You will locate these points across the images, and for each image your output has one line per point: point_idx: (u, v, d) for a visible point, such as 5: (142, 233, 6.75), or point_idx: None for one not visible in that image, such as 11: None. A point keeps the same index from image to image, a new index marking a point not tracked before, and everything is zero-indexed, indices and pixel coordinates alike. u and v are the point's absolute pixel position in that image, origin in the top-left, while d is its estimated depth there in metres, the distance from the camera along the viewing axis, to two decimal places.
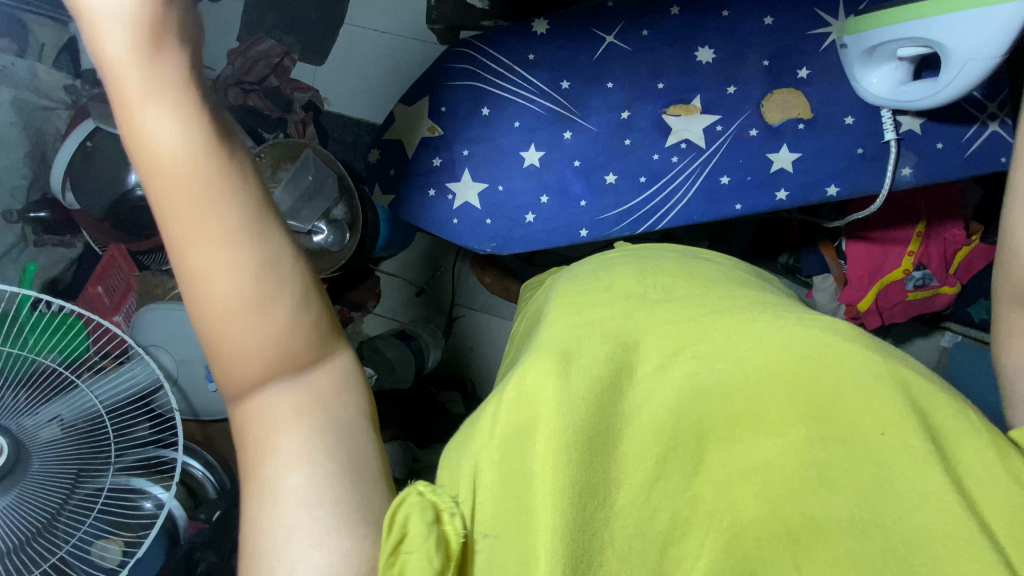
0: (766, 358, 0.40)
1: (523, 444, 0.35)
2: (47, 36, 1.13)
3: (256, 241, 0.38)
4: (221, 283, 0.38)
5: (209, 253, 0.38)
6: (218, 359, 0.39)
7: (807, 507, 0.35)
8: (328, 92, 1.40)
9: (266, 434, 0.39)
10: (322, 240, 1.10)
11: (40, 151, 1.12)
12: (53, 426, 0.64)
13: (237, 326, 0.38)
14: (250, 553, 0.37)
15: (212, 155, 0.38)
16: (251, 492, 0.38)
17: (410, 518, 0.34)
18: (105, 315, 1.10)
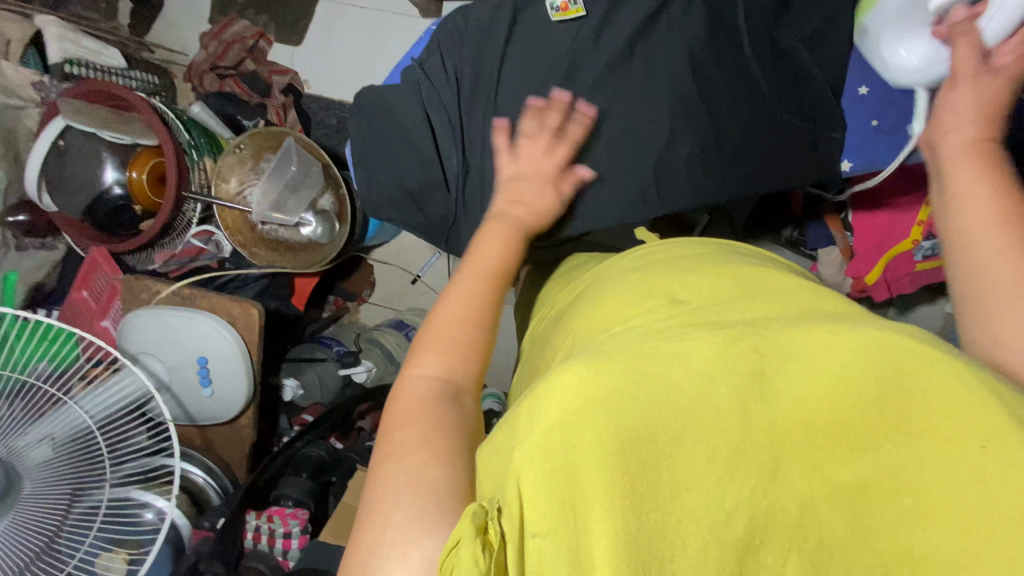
0: (845, 358, 0.31)
1: (569, 445, 0.30)
2: (11, 30, 1.08)
3: (472, 316, 0.52)
4: (443, 319, 0.51)
5: (449, 307, 0.52)
6: (411, 363, 0.50)
7: (904, 533, 0.29)
8: (306, 73, 1.34)
9: (417, 420, 0.44)
10: (311, 232, 1.08)
11: (12, 151, 1.07)
12: (45, 446, 0.63)
13: (432, 362, 0.49)
14: (368, 525, 0.39)
15: (479, 267, 0.56)
16: (388, 460, 0.42)
17: (461, 541, 0.30)
18: (93, 320, 1.06)
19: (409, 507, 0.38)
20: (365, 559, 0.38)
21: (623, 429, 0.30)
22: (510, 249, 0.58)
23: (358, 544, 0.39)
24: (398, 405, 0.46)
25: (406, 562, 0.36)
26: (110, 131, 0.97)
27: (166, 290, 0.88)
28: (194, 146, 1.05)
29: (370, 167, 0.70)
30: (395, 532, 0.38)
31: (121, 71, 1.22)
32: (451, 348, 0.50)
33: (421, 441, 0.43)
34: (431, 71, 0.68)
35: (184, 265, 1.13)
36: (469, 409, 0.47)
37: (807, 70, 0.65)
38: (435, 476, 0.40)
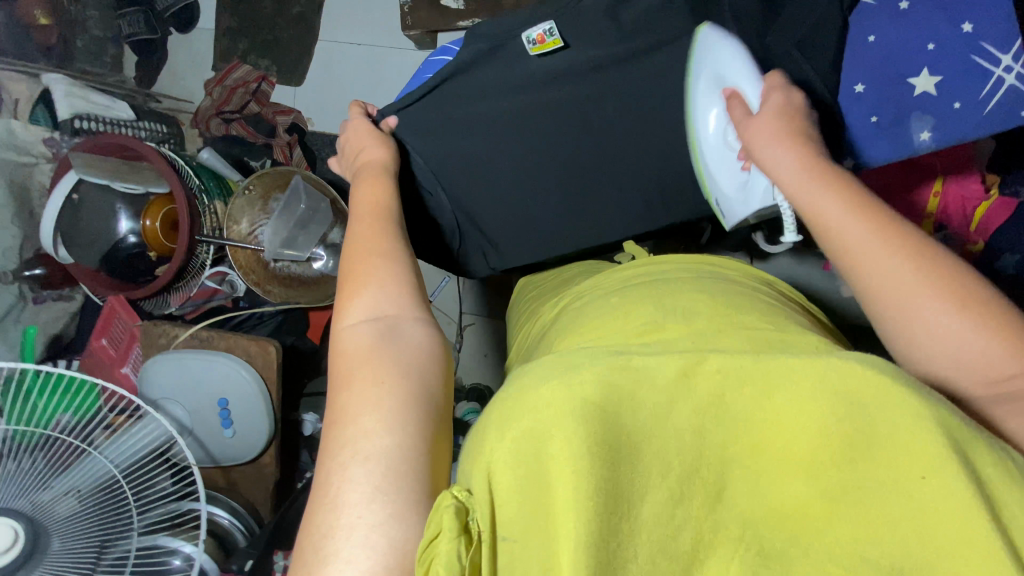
0: (801, 387, 0.30)
1: (537, 458, 0.29)
2: (21, 90, 1.12)
3: (388, 255, 0.50)
4: (362, 263, 0.49)
5: (367, 253, 0.50)
6: (339, 313, 0.46)
7: (845, 556, 0.27)
8: (308, 110, 1.37)
9: (361, 370, 0.40)
10: (322, 266, 1.09)
11: (26, 208, 1.10)
12: (71, 498, 0.63)
13: (359, 307, 0.45)
14: (318, 508, 0.35)
15: (378, 213, 0.55)
16: (334, 427, 0.38)
17: (443, 531, 0.30)
18: (113, 367, 1.08)
19: (363, 478, 0.35)
20: (318, 549, 0.33)
21: (597, 441, 0.28)
22: (383, 191, 0.58)
23: (306, 535, 0.34)
24: (336, 362, 0.43)
25: (365, 541, 0.33)
26: (122, 181, 1.01)
27: (185, 333, 0.88)
28: (204, 190, 1.07)
29: None
30: (350, 511, 0.34)
31: (130, 123, 1.25)
32: (374, 288, 0.46)
33: (364, 400, 0.38)
34: (425, 102, 0.67)
35: (199, 306, 1.15)
36: (409, 341, 0.43)
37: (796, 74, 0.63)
38: (383, 441, 0.36)
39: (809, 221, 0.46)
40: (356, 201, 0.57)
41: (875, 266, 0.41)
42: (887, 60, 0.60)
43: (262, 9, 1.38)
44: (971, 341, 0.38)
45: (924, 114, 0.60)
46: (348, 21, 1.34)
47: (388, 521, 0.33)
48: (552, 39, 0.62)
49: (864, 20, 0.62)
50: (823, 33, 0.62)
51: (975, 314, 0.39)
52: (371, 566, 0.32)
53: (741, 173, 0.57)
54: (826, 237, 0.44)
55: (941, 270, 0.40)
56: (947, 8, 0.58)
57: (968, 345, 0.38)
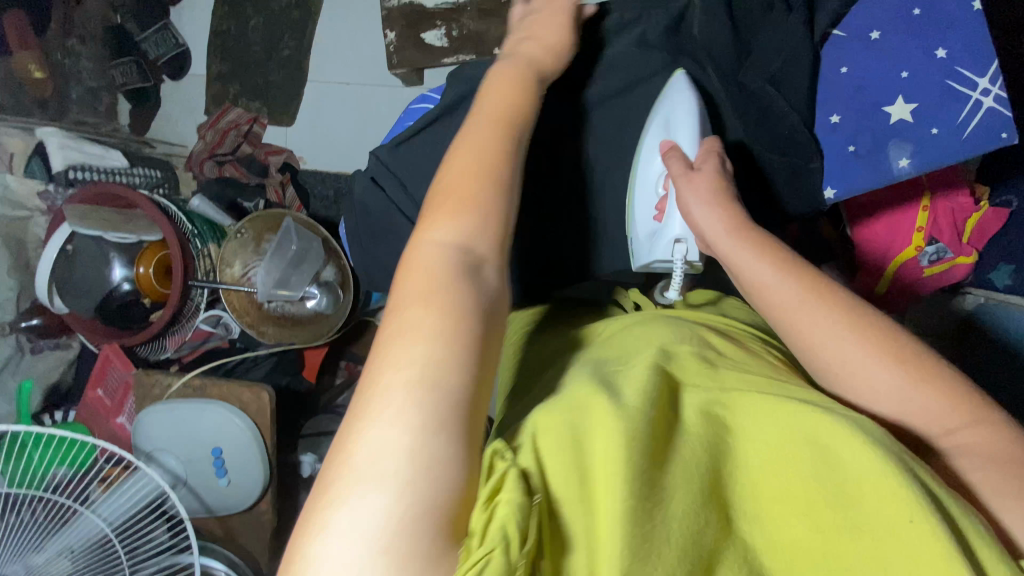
0: (769, 433, 0.32)
1: (576, 448, 0.31)
2: (14, 144, 1.13)
3: (499, 159, 0.40)
4: (467, 161, 0.40)
5: (477, 149, 0.41)
6: (428, 212, 0.38)
7: None
8: (301, 149, 1.40)
9: (434, 294, 0.33)
10: (316, 305, 1.09)
11: (22, 259, 1.10)
12: (64, 559, 0.63)
13: (455, 216, 0.37)
14: (346, 446, 0.28)
15: (495, 102, 0.45)
16: (387, 354, 0.31)
17: (503, 494, 0.27)
18: (110, 416, 1.07)
19: (408, 427, 0.28)
20: (330, 495, 0.27)
21: (640, 423, 0.31)
22: (523, 86, 0.47)
23: (325, 470, 0.28)
24: (407, 272, 0.35)
25: (407, 492, 0.26)
26: (116, 231, 1.01)
27: (178, 382, 0.88)
28: (197, 234, 1.08)
29: (363, 242, 0.72)
30: (382, 455, 0.27)
31: (124, 171, 1.27)
32: (480, 208, 0.38)
33: (427, 331, 0.31)
34: (407, 145, 0.67)
35: (197, 347, 1.17)
36: (489, 285, 0.35)
37: (772, 110, 0.62)
38: (448, 385, 0.30)
39: (737, 279, 0.47)
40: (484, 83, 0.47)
41: (813, 329, 0.42)
42: (861, 89, 0.61)
43: (252, 52, 1.39)
44: (911, 395, 0.39)
45: (901, 142, 0.60)
46: (334, 59, 1.34)
47: (419, 489, 0.26)
48: None
49: (835, 51, 0.63)
50: (795, 70, 0.62)
51: (913, 371, 0.39)
52: (396, 536, 0.25)
53: (653, 222, 0.59)
54: (760, 299, 0.45)
55: (878, 332, 0.41)
56: (915, 37, 0.60)
57: (906, 401, 0.39)
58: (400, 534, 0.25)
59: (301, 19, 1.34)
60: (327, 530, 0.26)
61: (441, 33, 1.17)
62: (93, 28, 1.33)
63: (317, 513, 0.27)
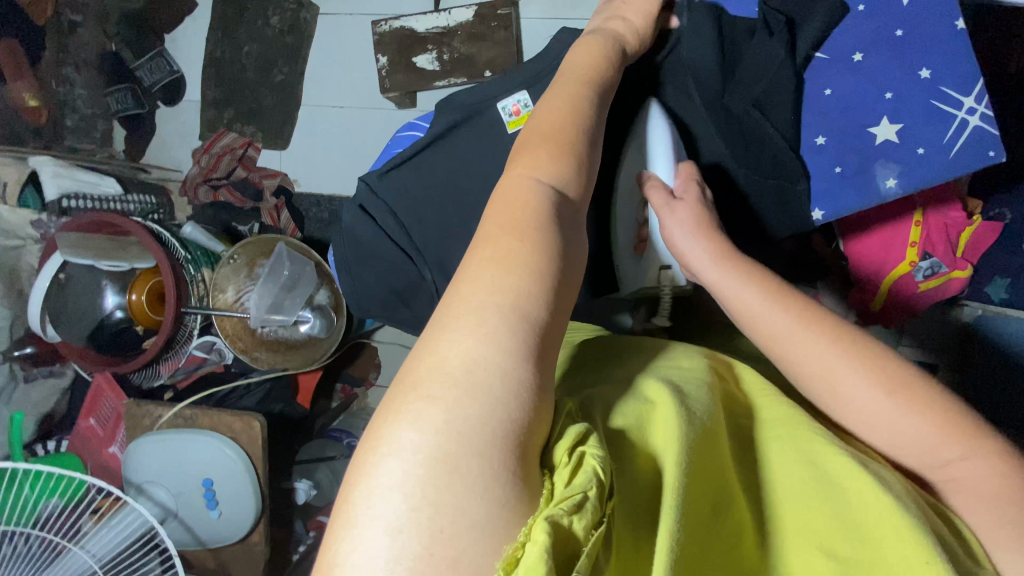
0: (805, 475, 0.36)
1: (626, 473, 0.34)
2: (8, 173, 1.15)
3: (591, 128, 0.44)
4: (568, 116, 0.43)
5: (578, 113, 0.44)
6: (531, 153, 0.40)
7: None
8: (295, 172, 1.41)
9: (531, 223, 0.35)
10: (309, 329, 1.07)
11: (15, 288, 1.10)
12: None
13: (556, 163, 0.39)
14: (429, 350, 0.29)
15: (593, 67, 0.50)
16: (484, 266, 0.32)
17: (571, 479, 0.28)
18: (101, 447, 1.06)
19: (500, 339, 0.29)
20: (413, 394, 0.28)
21: (699, 419, 0.37)
22: (605, 55, 0.52)
23: (414, 367, 0.29)
24: (503, 198, 0.37)
25: (501, 397, 0.28)
26: (108, 259, 1.01)
27: (169, 412, 0.87)
28: (191, 260, 1.08)
29: (351, 269, 0.71)
30: (473, 354, 0.28)
31: (118, 197, 1.27)
32: (570, 161, 0.40)
33: (522, 254, 0.33)
34: (395, 172, 0.67)
35: (191, 372, 1.16)
36: (576, 241, 0.37)
37: (757, 132, 0.62)
38: (536, 312, 0.31)
39: (719, 299, 0.47)
40: (575, 52, 0.52)
41: (807, 357, 0.41)
42: (846, 111, 0.61)
43: (245, 77, 1.39)
44: (901, 419, 0.39)
45: (887, 162, 0.60)
46: (327, 83, 1.35)
47: (499, 408, 0.27)
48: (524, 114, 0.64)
49: (819, 73, 0.62)
50: (778, 95, 0.62)
51: (905, 399, 0.39)
52: (459, 438, 0.26)
53: (635, 252, 0.62)
54: (753, 327, 0.44)
55: (873, 355, 0.40)
56: (899, 57, 0.61)
57: (902, 430, 0.39)
58: (490, 436, 0.27)
59: (293, 44, 1.35)
60: (407, 420, 0.27)
61: (432, 57, 1.19)
62: (87, 57, 1.36)
63: (403, 399, 0.28)
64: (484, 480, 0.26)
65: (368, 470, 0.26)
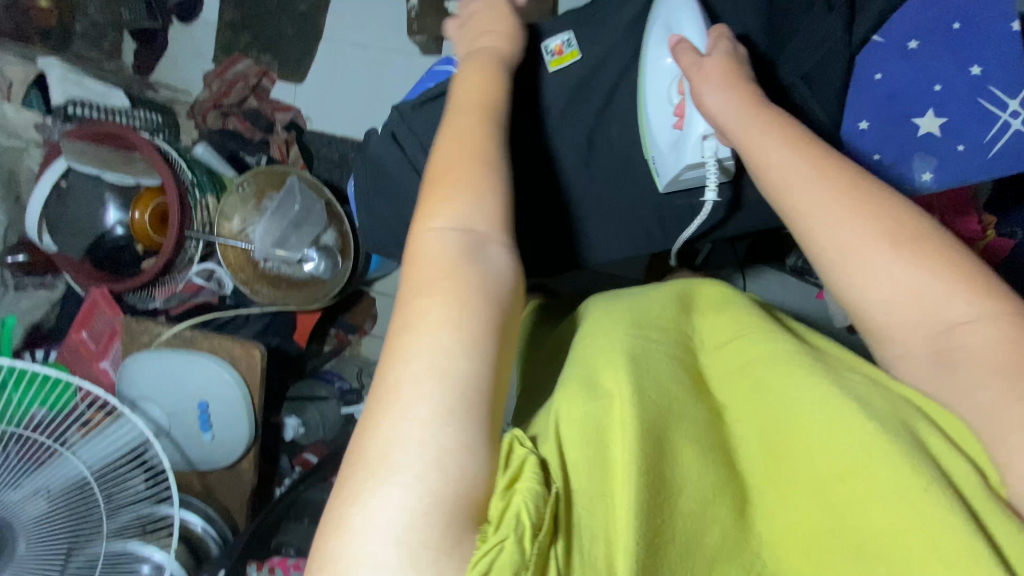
0: (802, 432, 0.38)
1: (595, 455, 0.36)
2: (15, 73, 1.13)
3: (489, 166, 0.48)
4: (468, 165, 0.47)
5: (488, 159, 0.48)
6: (432, 208, 0.45)
7: (843, 552, 0.33)
8: (308, 109, 1.35)
9: (443, 281, 0.40)
10: (313, 269, 1.06)
11: (13, 192, 1.07)
12: (40, 499, 0.62)
13: (458, 215, 0.44)
14: (374, 429, 0.35)
15: (481, 101, 0.53)
16: (405, 337, 0.38)
17: (517, 509, 0.32)
18: (93, 361, 1.06)
19: (422, 396, 0.35)
20: (365, 477, 0.34)
21: (653, 410, 0.39)
22: (489, 78, 0.55)
23: (364, 450, 0.35)
24: (418, 264, 0.43)
25: (426, 465, 0.33)
26: (114, 172, 0.98)
27: (168, 332, 0.86)
28: (196, 184, 1.05)
29: (370, 204, 0.70)
30: (413, 430, 0.34)
31: (125, 111, 1.22)
32: (468, 202, 0.45)
33: (442, 311, 0.39)
34: (428, 108, 0.65)
35: (186, 300, 1.13)
36: (495, 267, 0.42)
37: (801, 108, 0.61)
38: (459, 365, 0.37)
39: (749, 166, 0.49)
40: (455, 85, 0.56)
41: (812, 202, 0.45)
42: (892, 99, 0.61)
43: (266, 3, 1.33)
44: (898, 261, 0.42)
45: (925, 155, 0.61)
46: (351, 19, 1.31)
47: (438, 463, 0.33)
48: (569, 52, 0.67)
49: (872, 58, 0.61)
50: (829, 72, 0.60)
51: (909, 252, 0.42)
52: (414, 502, 0.32)
53: (674, 131, 0.60)
54: (770, 181, 0.47)
55: (874, 204, 0.44)
56: (955, 50, 0.60)
57: (893, 263, 0.42)
58: (424, 501, 0.32)
59: None
60: (366, 510, 0.32)
61: None
62: None
63: (362, 490, 0.33)
64: (431, 547, 0.31)
65: (343, 553, 0.32)
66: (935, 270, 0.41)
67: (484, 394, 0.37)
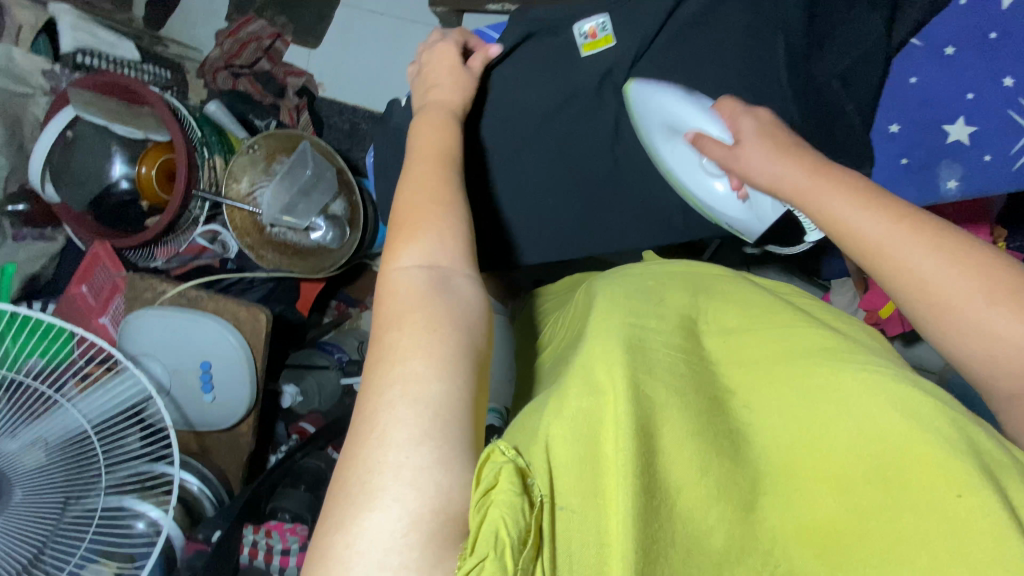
0: (833, 433, 0.40)
1: (591, 458, 0.36)
2: (24, 17, 1.08)
3: (445, 199, 0.48)
4: (423, 202, 0.48)
5: (445, 194, 0.49)
6: (393, 246, 0.46)
7: (865, 549, 0.34)
8: (322, 75, 1.34)
9: (410, 314, 0.40)
10: (320, 237, 1.06)
11: (16, 139, 1.04)
12: (38, 450, 0.60)
13: (418, 250, 0.45)
14: (357, 454, 0.36)
15: (436, 143, 0.54)
16: (383, 364, 0.38)
17: (500, 522, 0.32)
18: (91, 317, 1.04)
19: (400, 416, 0.36)
20: (353, 498, 0.34)
21: (648, 411, 0.38)
22: (440, 120, 0.57)
23: (349, 474, 0.35)
24: (387, 299, 0.43)
25: (409, 484, 0.34)
26: (122, 124, 0.96)
27: (173, 290, 0.85)
28: (205, 143, 1.03)
29: (389, 173, 0.69)
30: (397, 451, 0.35)
31: (134, 64, 1.20)
32: (429, 235, 0.45)
33: (415, 341, 0.39)
34: (456, 71, 0.62)
35: (186, 262, 1.12)
36: (461, 295, 0.43)
37: (832, 103, 0.61)
38: (433, 388, 0.37)
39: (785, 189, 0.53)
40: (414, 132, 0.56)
41: (867, 241, 0.47)
42: (924, 104, 0.63)
43: None
44: (936, 273, 0.44)
45: (951, 162, 0.62)
46: None
47: (424, 483, 0.34)
48: (603, 37, 0.66)
49: (909, 61, 0.63)
50: (866, 69, 0.61)
51: (949, 259, 0.44)
52: (408, 514, 0.33)
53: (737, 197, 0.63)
54: (852, 241, 0.48)
55: (908, 218, 0.46)
56: (989, 60, 0.61)
57: (933, 272, 0.44)
58: (417, 517, 0.33)
59: None
60: (361, 527, 0.33)
61: None
62: None
63: (354, 512, 0.33)
64: (415, 566, 0.32)
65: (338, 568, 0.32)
66: (974, 279, 0.43)
67: (463, 414, 0.37)
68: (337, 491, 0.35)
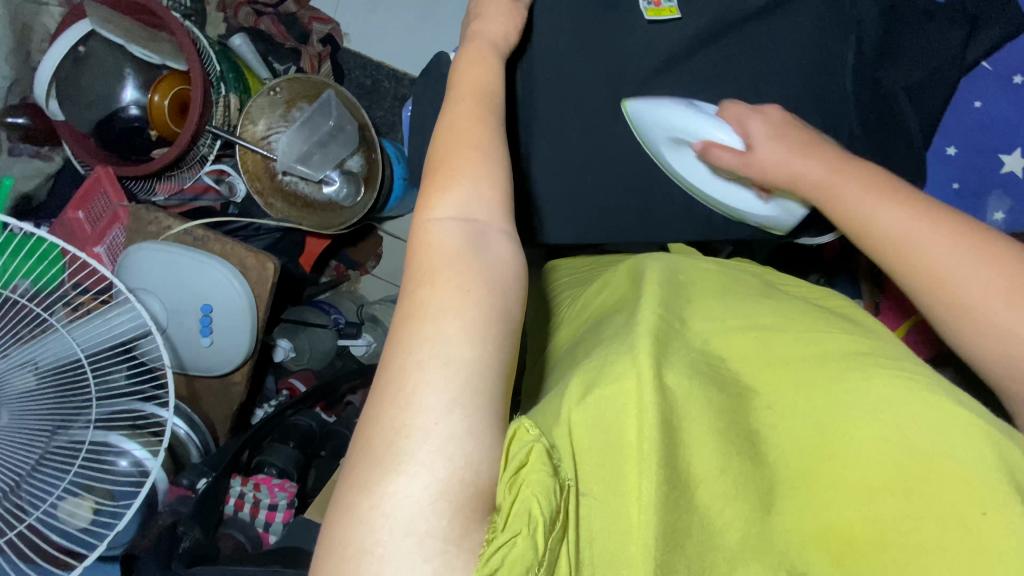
0: (854, 437, 0.38)
1: (618, 441, 0.34)
2: None
3: (482, 151, 0.46)
4: (459, 153, 0.45)
5: (483, 146, 0.46)
6: (424, 199, 0.43)
7: (883, 555, 0.34)
8: (349, 26, 1.29)
9: (440, 269, 0.38)
10: (333, 192, 1.02)
11: (23, 49, 1.00)
12: (28, 372, 0.57)
13: (450, 203, 0.42)
14: (379, 415, 0.34)
15: (477, 91, 0.51)
16: (409, 321, 0.36)
17: (529, 505, 0.31)
18: (85, 246, 1.01)
19: (427, 377, 0.34)
20: (374, 461, 0.32)
21: (673, 397, 0.36)
22: (481, 67, 0.53)
23: (370, 434, 0.33)
24: (416, 253, 0.41)
25: (438, 450, 0.32)
26: (140, 46, 0.91)
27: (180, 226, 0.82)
28: (222, 79, 0.98)
29: (426, 134, 0.67)
30: (425, 416, 0.33)
31: None
32: (465, 188, 0.43)
33: (444, 298, 0.37)
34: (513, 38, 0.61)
35: (186, 202, 1.08)
36: (494, 252, 0.40)
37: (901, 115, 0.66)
38: (461, 351, 0.35)
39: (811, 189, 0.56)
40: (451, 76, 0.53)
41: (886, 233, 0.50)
42: (984, 128, 0.69)
43: None
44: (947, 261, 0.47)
45: (1004, 194, 0.70)
46: None
47: (453, 452, 0.32)
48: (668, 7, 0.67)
49: (975, 84, 0.69)
50: (934, 85, 0.66)
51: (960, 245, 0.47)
52: (434, 479, 0.31)
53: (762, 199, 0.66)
54: (866, 233, 0.51)
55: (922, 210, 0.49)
56: None
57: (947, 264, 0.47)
58: (443, 484, 0.31)
59: None
60: (381, 492, 0.31)
61: None
62: None
63: (374, 473, 0.32)
64: (441, 534, 0.30)
65: (359, 533, 0.30)
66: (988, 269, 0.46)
67: (497, 381, 0.35)
68: (355, 453, 0.33)
